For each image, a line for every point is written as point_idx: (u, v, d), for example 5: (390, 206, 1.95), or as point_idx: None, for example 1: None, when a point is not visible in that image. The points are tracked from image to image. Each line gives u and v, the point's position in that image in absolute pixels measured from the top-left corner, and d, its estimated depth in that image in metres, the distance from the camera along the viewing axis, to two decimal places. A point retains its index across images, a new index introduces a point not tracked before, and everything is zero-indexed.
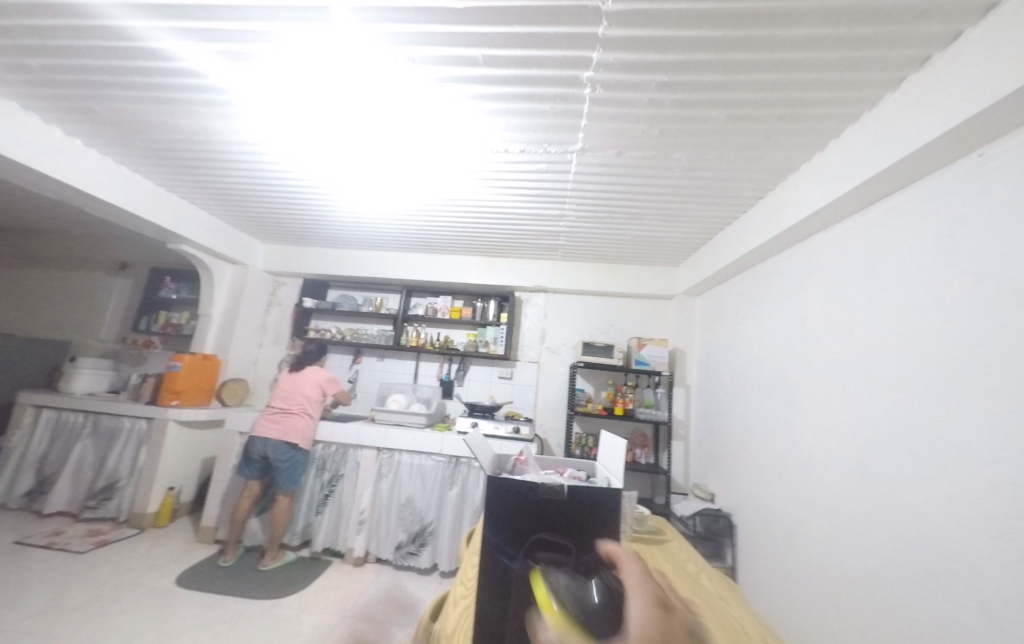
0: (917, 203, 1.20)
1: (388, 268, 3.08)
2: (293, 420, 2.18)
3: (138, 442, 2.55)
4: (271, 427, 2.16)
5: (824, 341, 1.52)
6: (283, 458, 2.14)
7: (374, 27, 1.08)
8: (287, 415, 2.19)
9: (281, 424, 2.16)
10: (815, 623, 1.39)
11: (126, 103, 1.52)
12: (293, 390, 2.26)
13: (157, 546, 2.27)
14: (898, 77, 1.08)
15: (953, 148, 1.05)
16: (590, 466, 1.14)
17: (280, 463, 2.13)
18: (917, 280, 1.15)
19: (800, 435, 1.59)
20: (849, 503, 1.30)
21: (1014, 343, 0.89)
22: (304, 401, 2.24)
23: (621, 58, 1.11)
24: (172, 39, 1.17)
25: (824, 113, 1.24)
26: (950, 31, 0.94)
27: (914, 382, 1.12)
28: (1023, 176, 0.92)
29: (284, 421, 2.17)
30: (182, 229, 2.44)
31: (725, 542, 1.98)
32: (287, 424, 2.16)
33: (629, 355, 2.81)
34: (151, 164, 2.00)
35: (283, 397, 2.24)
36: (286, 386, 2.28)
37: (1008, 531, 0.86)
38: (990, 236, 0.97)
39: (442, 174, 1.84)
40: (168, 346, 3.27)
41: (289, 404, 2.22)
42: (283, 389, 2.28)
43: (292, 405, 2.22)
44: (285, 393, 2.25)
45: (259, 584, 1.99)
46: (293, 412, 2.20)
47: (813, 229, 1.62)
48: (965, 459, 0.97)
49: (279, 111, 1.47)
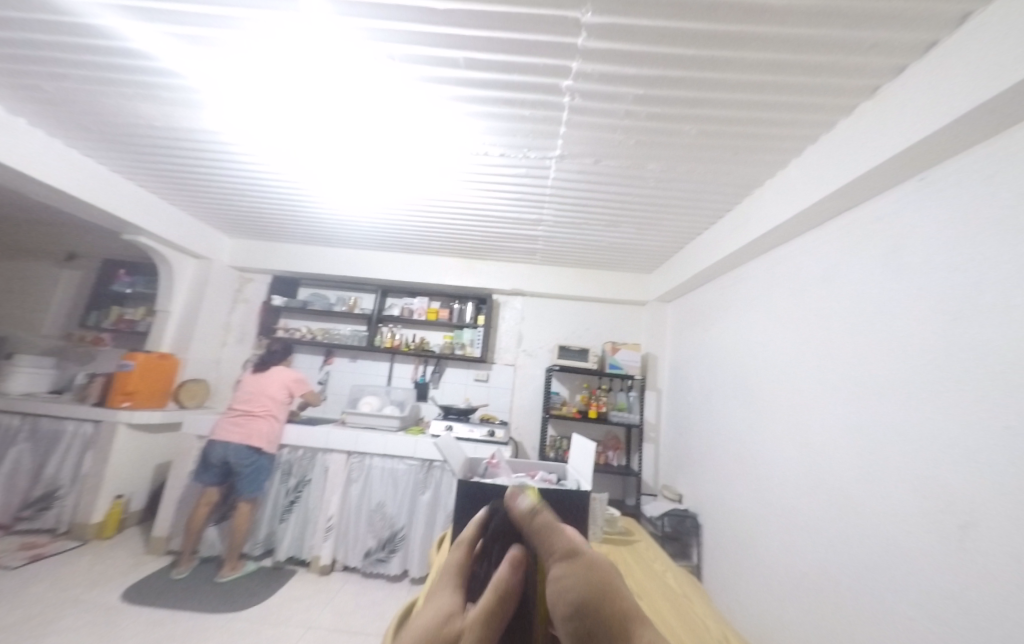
0: (867, 221, 1.29)
1: (363, 267, 3.01)
2: (257, 423, 2.09)
3: (83, 446, 2.37)
4: (233, 430, 2.06)
5: (783, 348, 1.61)
6: (246, 462, 2.05)
7: (351, 22, 1.06)
8: (251, 418, 2.10)
9: (244, 427, 2.07)
10: (773, 617, 1.46)
11: (79, 83, 1.42)
12: (257, 392, 2.15)
13: (101, 559, 2.11)
14: (853, 103, 1.16)
15: (899, 172, 1.13)
16: (562, 469, 1.15)
17: (242, 468, 2.04)
18: (867, 293, 1.24)
19: (761, 438, 1.67)
20: (805, 502, 1.37)
21: (949, 352, 0.98)
22: (269, 402, 2.15)
23: (598, 69, 1.14)
24: (129, 18, 1.11)
25: (786, 133, 1.31)
26: (898, 64, 1.02)
27: (864, 388, 1.20)
28: (958, 200, 1.01)
29: (247, 424, 2.08)
30: (139, 219, 2.30)
31: (692, 542, 2.04)
32: (251, 428, 2.07)
33: (603, 359, 2.86)
34: (106, 149, 1.87)
35: (246, 399, 2.14)
36: (250, 387, 2.18)
37: (943, 525, 0.94)
38: (929, 253, 1.06)
39: (421, 174, 1.82)
40: (120, 344, 3.06)
41: (253, 406, 2.13)
42: (246, 390, 2.17)
43: (256, 407, 2.13)
44: (249, 395, 2.15)
45: (217, 597, 1.89)
46: (257, 415, 2.11)
47: (776, 242, 1.72)
48: (907, 459, 1.04)
49: (247, 101, 1.41)
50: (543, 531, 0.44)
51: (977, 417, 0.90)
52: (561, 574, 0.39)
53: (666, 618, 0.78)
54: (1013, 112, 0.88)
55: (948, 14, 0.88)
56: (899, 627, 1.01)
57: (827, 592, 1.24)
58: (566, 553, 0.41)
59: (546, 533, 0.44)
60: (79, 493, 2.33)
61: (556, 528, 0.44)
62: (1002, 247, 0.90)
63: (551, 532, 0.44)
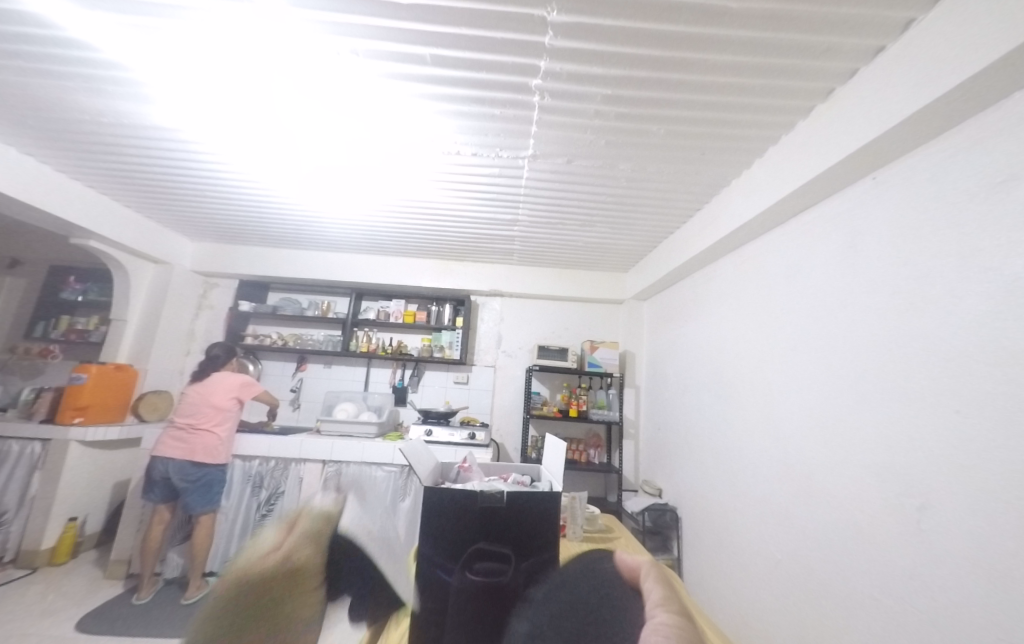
0: (827, 218, 1.33)
1: (336, 270, 2.93)
2: (201, 437, 1.98)
3: (30, 467, 2.19)
4: (175, 446, 1.96)
5: (755, 343, 1.65)
6: (191, 478, 1.94)
7: (311, 15, 1.02)
8: (194, 432, 1.99)
9: (186, 442, 1.97)
10: (752, 606, 1.49)
11: (11, 73, 1.32)
12: (200, 403, 2.03)
13: (55, 588, 1.96)
14: (809, 105, 1.21)
15: (854, 172, 1.19)
16: (535, 470, 1.14)
17: (187, 484, 1.93)
18: (828, 288, 1.29)
19: (734, 430, 1.72)
20: (779, 491, 1.41)
21: (904, 341, 1.03)
22: (215, 414, 2.03)
23: (567, 69, 1.15)
24: (69, 5, 1.03)
25: (749, 134, 1.36)
26: (849, 68, 1.07)
27: (830, 380, 1.24)
28: (908, 197, 1.07)
29: (190, 438, 1.98)
30: (91, 223, 2.16)
31: (672, 535, 2.08)
32: (193, 442, 1.97)
33: (582, 358, 2.88)
34: (47, 146, 1.74)
35: (188, 411, 2.03)
36: (191, 397, 2.05)
37: (900, 505, 0.99)
38: (882, 249, 1.12)
39: (397, 176, 1.80)
40: (72, 355, 2.85)
41: (197, 419, 2.01)
42: (189, 401, 2.05)
43: (200, 419, 2.01)
44: (191, 407, 2.03)
45: (185, 620, 1.79)
46: (203, 427, 2.00)
47: (742, 240, 1.77)
48: (870, 447, 1.09)
49: (200, 95, 1.34)
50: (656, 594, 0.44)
51: (931, 402, 0.95)
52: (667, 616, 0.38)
53: None
54: (955, 113, 0.93)
55: (892, 21, 0.93)
56: (868, 609, 1.05)
57: (800, 579, 1.28)
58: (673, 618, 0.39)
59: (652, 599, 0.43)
60: (27, 517, 2.15)
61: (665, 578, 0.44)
62: (947, 241, 0.96)
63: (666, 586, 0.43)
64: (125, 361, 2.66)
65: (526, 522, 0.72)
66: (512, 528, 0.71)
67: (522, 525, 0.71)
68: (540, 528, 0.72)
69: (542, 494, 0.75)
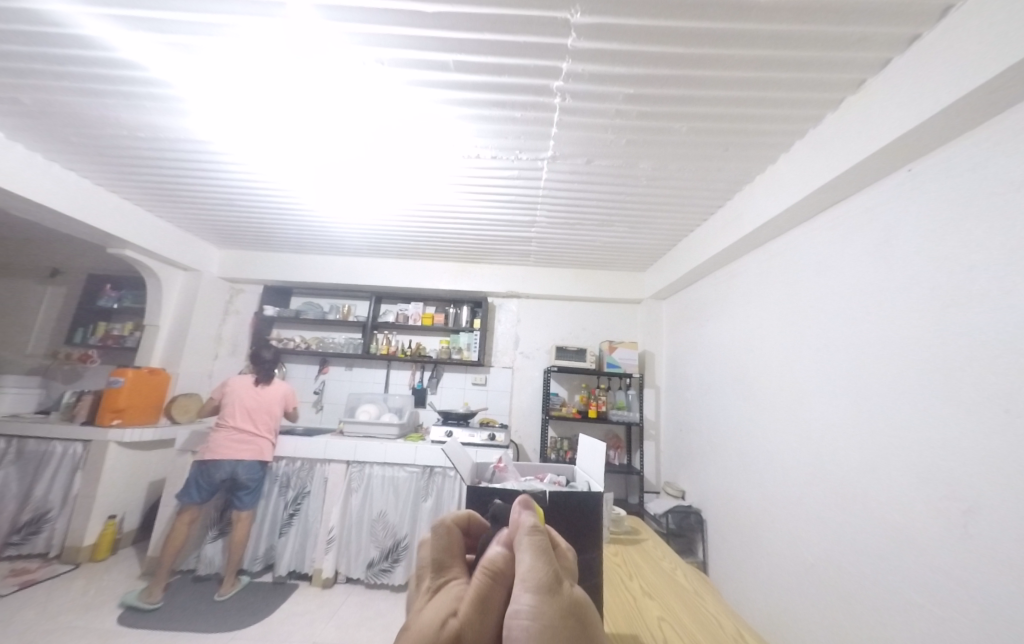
0: (860, 212, 1.29)
1: (356, 274, 2.98)
2: (262, 440, 2.10)
3: (73, 466, 2.30)
4: (238, 449, 2.03)
5: (782, 343, 1.61)
6: (256, 478, 2.06)
7: (339, 26, 1.05)
8: (254, 436, 2.08)
9: (250, 444, 2.06)
10: (785, 611, 1.45)
11: (58, 94, 1.40)
12: (258, 407, 2.10)
13: (96, 582, 2.05)
14: (838, 97, 1.18)
15: (887, 165, 1.15)
16: (569, 470, 1.13)
17: (251, 484, 2.04)
18: (861, 283, 1.25)
19: (762, 431, 1.68)
20: (810, 493, 1.37)
21: (946, 337, 0.99)
22: (270, 419, 2.14)
23: (589, 70, 1.15)
24: (117, 27, 1.09)
25: (775, 129, 1.33)
26: (881, 58, 1.04)
27: (866, 380, 1.20)
28: (948, 189, 1.02)
29: (253, 441, 2.07)
30: (125, 233, 2.26)
31: (696, 538, 2.05)
32: (258, 445, 2.08)
33: (600, 358, 2.86)
34: (88, 161, 1.83)
35: (245, 415, 2.08)
36: (249, 400, 2.10)
37: (945, 509, 0.95)
38: (919, 242, 1.08)
39: (418, 182, 1.83)
40: (109, 360, 2.99)
41: (255, 423, 2.09)
42: (245, 405, 2.08)
43: (259, 423, 2.11)
44: (248, 410, 2.08)
45: (217, 615, 1.84)
46: (263, 432, 2.11)
47: (767, 237, 1.73)
48: (910, 448, 1.05)
49: (233, 109, 1.40)
50: (542, 552, 0.47)
51: (978, 400, 0.91)
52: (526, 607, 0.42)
53: (679, 619, 0.78)
54: (998, 99, 0.90)
55: (928, 7, 0.90)
56: (911, 616, 1.01)
57: (836, 584, 1.24)
58: (544, 587, 0.43)
59: (536, 556, 0.46)
60: (71, 514, 2.26)
61: (544, 551, 0.47)
62: (991, 233, 0.92)
63: (539, 555, 0.47)
64: (158, 365, 2.77)
65: (578, 524, 0.74)
66: (562, 529, 0.73)
67: (574, 526, 0.74)
68: (589, 530, 0.74)
69: (594, 502, 0.75)
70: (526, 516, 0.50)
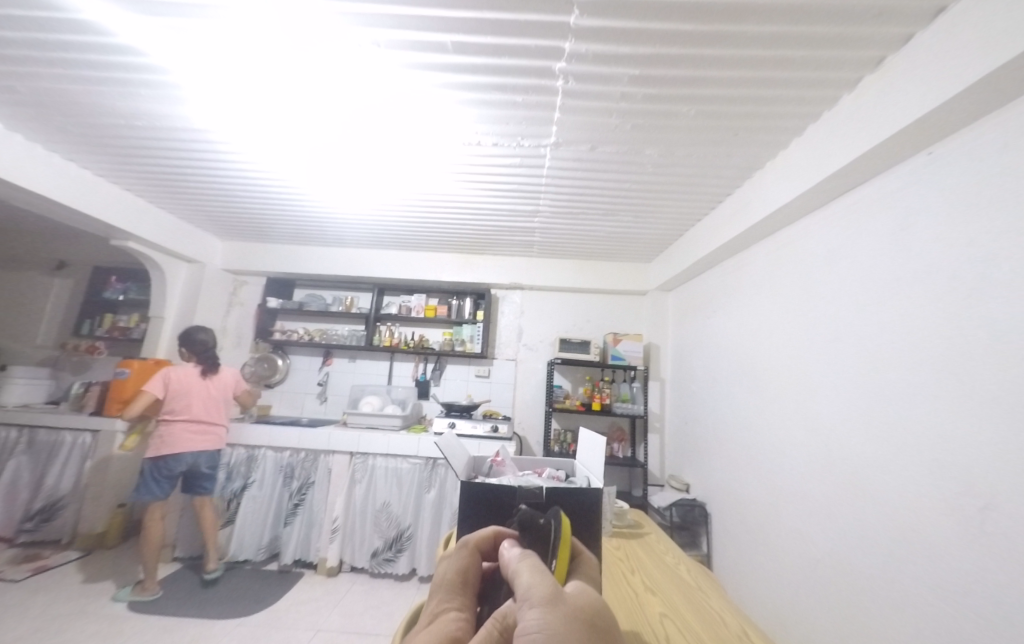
0: (876, 198, 1.24)
1: (358, 266, 2.97)
2: (217, 429, 2.10)
3: (81, 457, 2.33)
4: (194, 440, 2.00)
5: (791, 335, 1.56)
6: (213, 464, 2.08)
7: (333, 5, 1.01)
8: (209, 425, 2.07)
9: (206, 434, 2.05)
10: (791, 605, 1.43)
11: (54, 82, 1.38)
12: (211, 397, 2.08)
13: (107, 568, 2.10)
14: (856, 77, 1.12)
15: (906, 148, 1.10)
16: (569, 464, 1.11)
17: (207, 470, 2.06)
18: (876, 273, 1.20)
19: (770, 424, 1.64)
20: (818, 487, 1.35)
21: (965, 328, 0.95)
22: (223, 407, 2.14)
23: (594, 50, 1.10)
24: (114, 9, 1.06)
25: (788, 111, 1.27)
26: (904, 33, 0.98)
27: (880, 373, 1.16)
28: (972, 173, 0.97)
29: (207, 431, 2.06)
30: (127, 224, 2.25)
31: (701, 531, 2.04)
32: (212, 434, 2.08)
33: (605, 351, 2.83)
34: (87, 150, 1.81)
35: (198, 406, 2.04)
36: (202, 390, 2.06)
37: (960, 506, 0.92)
38: (940, 229, 1.03)
39: (418, 171, 1.80)
40: (115, 351, 3.02)
41: (210, 413, 2.08)
42: (199, 396, 2.04)
43: (212, 412, 2.09)
44: (201, 401, 2.04)
45: (225, 602, 1.88)
46: (218, 421, 2.10)
47: (778, 226, 1.68)
48: (924, 444, 1.01)
49: (230, 95, 1.37)
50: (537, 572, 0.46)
51: (998, 394, 0.87)
52: (534, 621, 0.39)
53: (681, 614, 0.77)
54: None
55: None
56: (921, 614, 0.99)
57: (844, 580, 1.22)
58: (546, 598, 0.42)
59: (532, 575, 0.45)
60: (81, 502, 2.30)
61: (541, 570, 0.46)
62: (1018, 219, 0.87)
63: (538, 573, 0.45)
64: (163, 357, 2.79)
65: (576, 520, 0.73)
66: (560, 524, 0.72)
67: (573, 522, 0.73)
68: (588, 525, 0.73)
69: (595, 498, 0.74)
70: (513, 551, 0.50)
